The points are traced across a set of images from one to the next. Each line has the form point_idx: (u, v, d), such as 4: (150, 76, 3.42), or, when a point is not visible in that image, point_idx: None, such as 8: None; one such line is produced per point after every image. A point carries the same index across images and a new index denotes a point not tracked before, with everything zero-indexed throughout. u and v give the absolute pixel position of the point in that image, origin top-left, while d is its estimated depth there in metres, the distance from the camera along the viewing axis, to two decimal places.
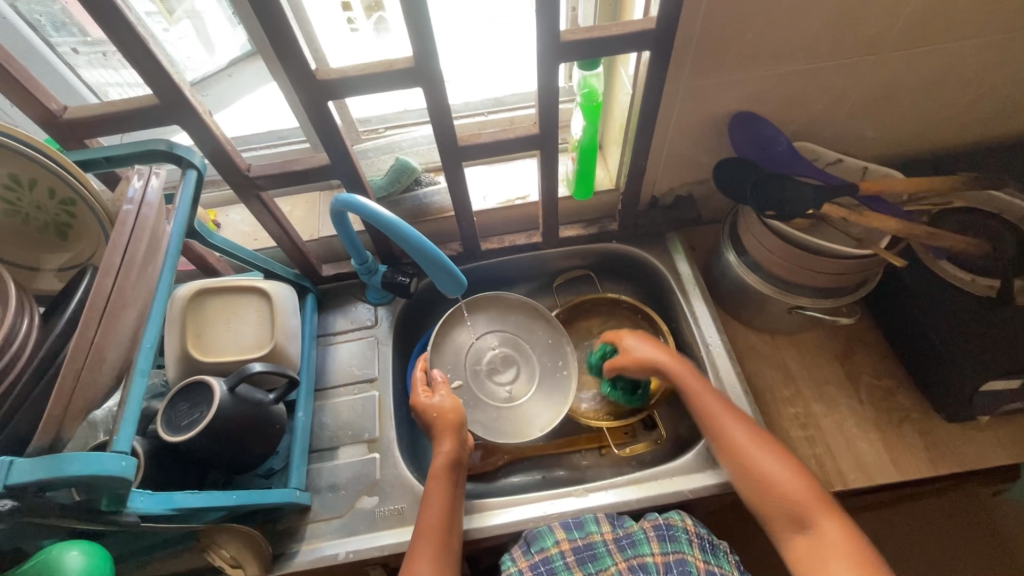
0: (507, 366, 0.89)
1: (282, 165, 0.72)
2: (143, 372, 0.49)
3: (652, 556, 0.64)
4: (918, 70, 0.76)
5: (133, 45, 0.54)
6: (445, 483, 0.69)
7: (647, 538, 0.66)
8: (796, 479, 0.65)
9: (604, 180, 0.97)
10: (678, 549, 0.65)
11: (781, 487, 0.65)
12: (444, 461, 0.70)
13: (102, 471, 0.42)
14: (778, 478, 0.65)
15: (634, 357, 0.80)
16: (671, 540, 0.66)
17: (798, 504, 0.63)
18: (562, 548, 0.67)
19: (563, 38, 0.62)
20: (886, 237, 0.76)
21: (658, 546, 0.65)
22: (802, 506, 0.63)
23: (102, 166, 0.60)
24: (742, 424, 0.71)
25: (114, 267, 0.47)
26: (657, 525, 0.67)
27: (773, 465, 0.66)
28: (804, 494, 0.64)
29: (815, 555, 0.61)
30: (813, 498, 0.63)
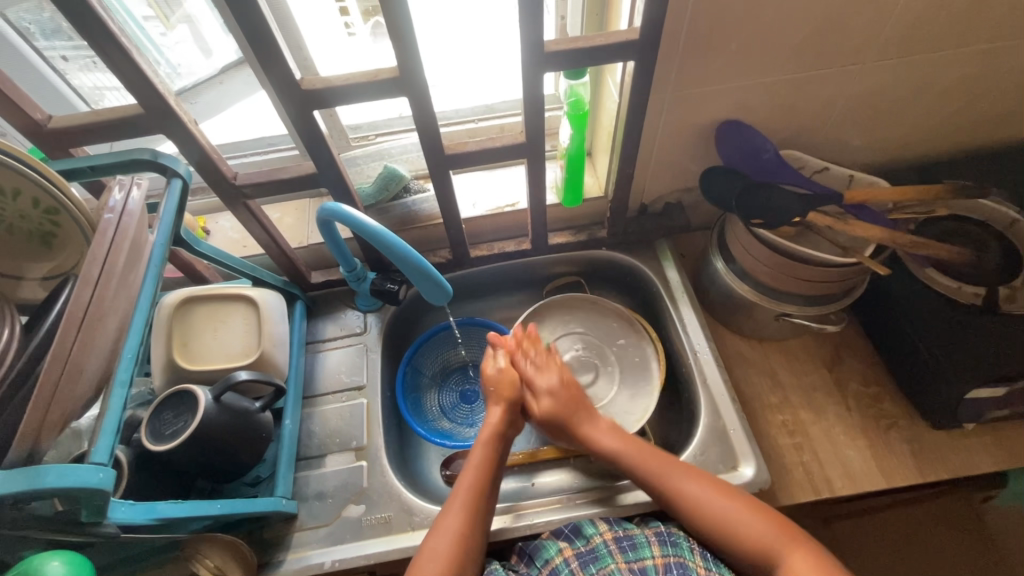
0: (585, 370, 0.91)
1: (269, 174, 0.72)
2: (123, 383, 0.49)
3: (652, 558, 0.64)
4: (902, 79, 0.76)
5: (116, 55, 0.54)
6: (487, 453, 0.72)
7: (648, 542, 0.66)
8: (754, 516, 0.63)
9: (593, 187, 0.98)
10: (678, 552, 0.65)
11: (748, 535, 0.62)
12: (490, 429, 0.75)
13: (79, 483, 0.42)
14: (741, 523, 0.63)
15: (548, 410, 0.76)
16: (671, 544, 0.66)
17: (767, 549, 0.61)
18: (567, 555, 0.66)
19: (548, 48, 0.63)
20: (871, 245, 0.76)
21: (659, 549, 0.65)
22: (764, 546, 0.61)
23: (86, 175, 0.60)
24: (686, 474, 0.69)
25: (92, 279, 0.47)
26: (659, 531, 0.67)
27: (734, 510, 0.64)
28: (769, 535, 0.62)
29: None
30: (780, 542, 0.61)
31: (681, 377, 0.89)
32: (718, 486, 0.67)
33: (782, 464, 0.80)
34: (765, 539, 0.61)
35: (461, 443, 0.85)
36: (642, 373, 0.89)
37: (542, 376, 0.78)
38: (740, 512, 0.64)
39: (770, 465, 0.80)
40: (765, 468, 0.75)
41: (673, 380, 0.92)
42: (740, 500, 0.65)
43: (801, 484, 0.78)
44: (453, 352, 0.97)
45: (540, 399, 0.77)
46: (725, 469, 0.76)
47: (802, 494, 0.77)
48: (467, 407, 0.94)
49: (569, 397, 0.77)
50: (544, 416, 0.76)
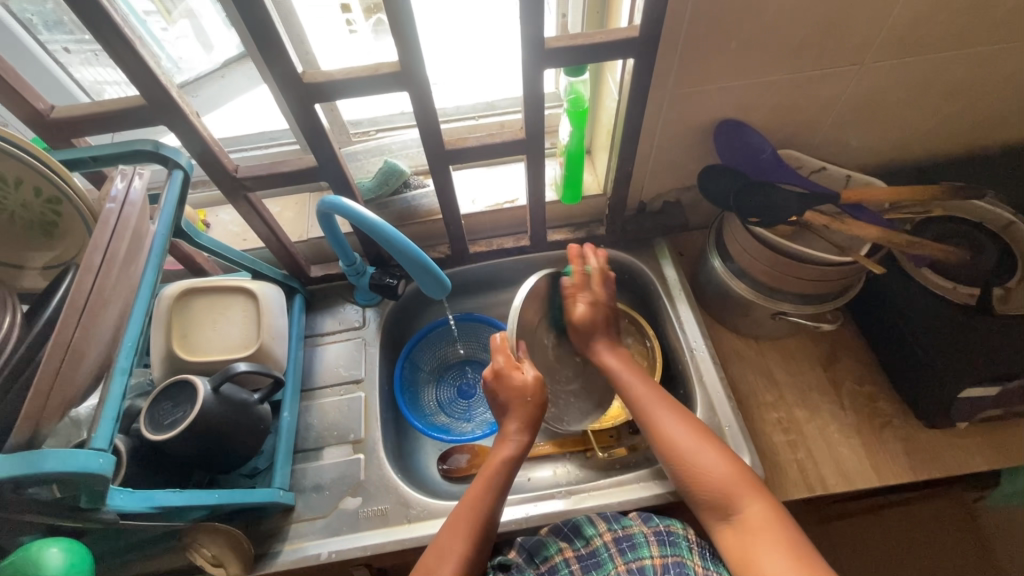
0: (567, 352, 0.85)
1: (270, 167, 0.73)
2: (123, 370, 0.49)
3: (651, 559, 0.64)
4: (900, 80, 0.77)
5: (119, 46, 0.54)
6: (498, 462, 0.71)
7: (647, 542, 0.65)
8: (723, 462, 0.67)
9: (592, 184, 0.98)
10: (677, 552, 0.64)
11: (710, 474, 0.66)
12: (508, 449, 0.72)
13: (78, 468, 0.42)
14: (706, 463, 0.67)
15: (585, 314, 0.80)
16: (671, 544, 0.65)
17: (727, 493, 0.65)
18: (566, 556, 0.67)
19: (548, 45, 0.63)
20: (867, 245, 0.77)
21: (658, 550, 0.64)
22: (724, 490, 0.65)
23: (88, 166, 0.60)
24: (666, 410, 0.73)
25: (95, 265, 0.47)
26: (658, 530, 0.66)
27: (704, 451, 0.68)
28: (731, 477, 0.65)
29: (744, 544, 0.62)
30: (745, 491, 0.64)
31: (678, 374, 0.89)
32: (696, 429, 0.70)
33: (777, 461, 0.81)
34: (726, 482, 0.65)
35: (458, 438, 0.85)
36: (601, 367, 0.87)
37: (580, 292, 0.80)
38: (708, 454, 0.68)
39: (764, 462, 0.81)
40: (759, 465, 0.76)
41: (669, 377, 0.92)
42: (714, 445, 0.69)
43: (795, 480, 0.79)
44: (451, 347, 0.98)
45: (579, 302, 0.80)
46: None
47: (795, 491, 0.78)
48: (465, 402, 0.95)
49: (602, 305, 0.82)
50: (578, 321, 0.80)
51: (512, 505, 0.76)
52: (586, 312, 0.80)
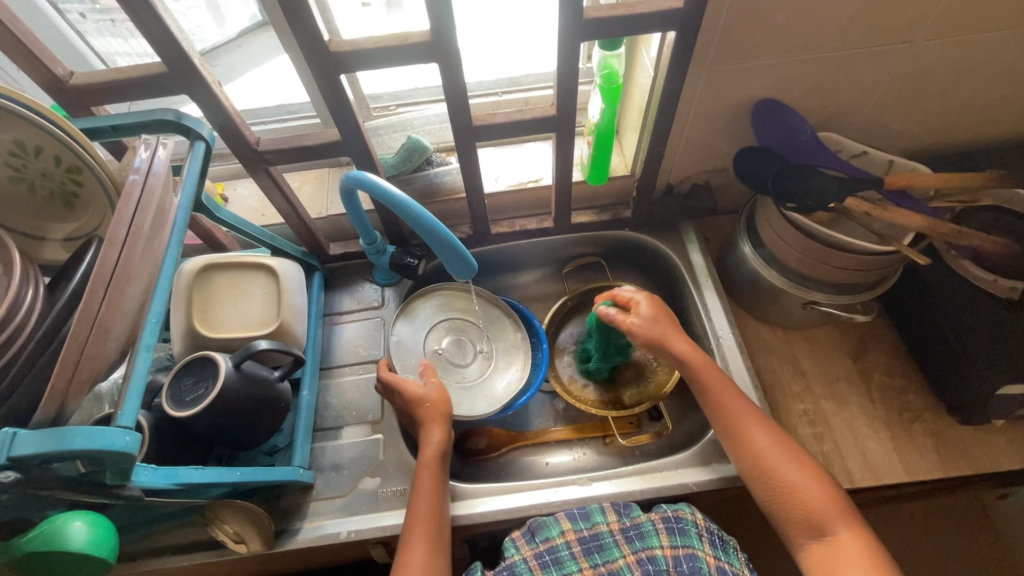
0: (463, 347, 0.87)
1: (292, 140, 0.71)
2: (148, 347, 0.48)
3: (661, 548, 0.63)
4: (953, 60, 0.72)
5: (141, 11, 0.52)
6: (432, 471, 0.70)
7: (656, 530, 0.65)
8: (816, 484, 0.63)
9: (619, 166, 0.95)
10: (687, 543, 0.63)
11: (804, 495, 0.62)
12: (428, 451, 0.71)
13: (104, 445, 0.42)
14: (800, 484, 0.63)
15: (647, 301, 0.79)
16: (680, 533, 0.64)
17: (820, 516, 0.61)
18: (568, 538, 0.66)
19: (585, 16, 0.60)
20: (909, 234, 0.73)
21: (668, 539, 0.64)
22: (818, 513, 0.61)
23: (108, 135, 0.59)
24: (760, 425, 0.68)
25: (120, 239, 0.45)
26: (666, 518, 0.65)
27: (795, 474, 0.63)
28: (826, 502, 0.61)
29: (835, 568, 0.58)
30: (837, 518, 0.61)
31: None
32: (787, 446, 0.66)
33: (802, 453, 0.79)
34: (819, 506, 0.61)
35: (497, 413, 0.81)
36: (504, 329, 0.89)
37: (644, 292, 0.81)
38: (800, 476, 0.63)
39: None
40: None
41: None
42: (807, 466, 0.64)
43: None
44: None
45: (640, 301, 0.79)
46: None
47: None
48: None
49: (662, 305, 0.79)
50: (647, 312, 0.77)
51: (531, 488, 0.75)
52: (647, 307, 0.78)
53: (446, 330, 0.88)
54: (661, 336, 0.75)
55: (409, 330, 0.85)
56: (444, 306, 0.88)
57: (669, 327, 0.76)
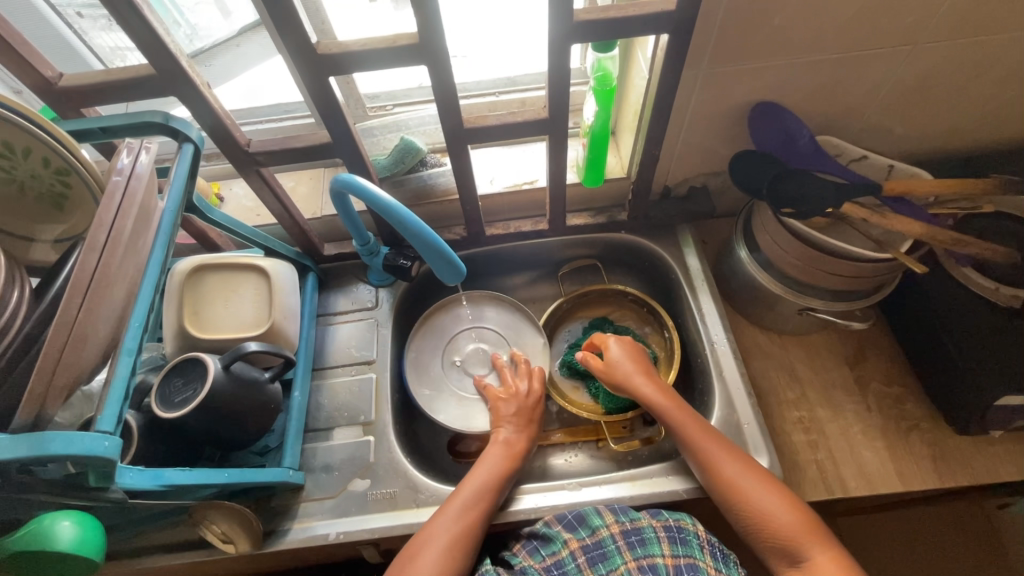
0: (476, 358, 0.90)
1: (283, 141, 0.71)
2: (130, 351, 0.48)
3: (662, 557, 0.62)
4: (955, 63, 0.71)
5: (127, 13, 0.52)
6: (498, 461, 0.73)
7: (657, 538, 0.64)
8: (788, 509, 0.63)
9: (614, 168, 0.94)
10: (689, 553, 0.63)
11: (776, 521, 0.62)
12: (508, 450, 0.74)
13: (84, 451, 0.42)
14: (772, 510, 0.63)
15: (620, 344, 0.82)
16: (682, 543, 0.64)
17: (794, 542, 0.61)
18: (572, 548, 0.66)
19: (577, 18, 0.59)
20: (907, 241, 0.72)
21: (669, 548, 0.63)
22: (793, 539, 0.61)
23: (97, 137, 0.59)
24: (727, 453, 0.68)
25: (99, 244, 0.44)
26: (668, 526, 0.65)
27: (768, 501, 0.64)
28: (799, 525, 0.62)
29: None
30: (814, 541, 0.61)
31: (697, 367, 0.86)
32: (757, 472, 0.66)
33: (796, 461, 0.78)
34: (792, 530, 0.61)
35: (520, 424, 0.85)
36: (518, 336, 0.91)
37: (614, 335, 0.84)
38: (772, 500, 0.64)
39: (783, 461, 0.79)
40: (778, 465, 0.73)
41: (687, 370, 0.90)
42: (777, 491, 0.65)
43: (814, 482, 0.76)
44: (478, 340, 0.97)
45: (610, 345, 0.82)
46: None
47: (814, 493, 0.76)
48: None
49: (636, 348, 0.82)
50: (616, 357, 0.81)
51: (520, 493, 0.75)
52: (619, 348, 0.81)
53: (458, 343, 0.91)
54: (629, 381, 0.78)
55: (431, 340, 0.91)
56: (470, 317, 0.93)
57: (635, 369, 0.79)
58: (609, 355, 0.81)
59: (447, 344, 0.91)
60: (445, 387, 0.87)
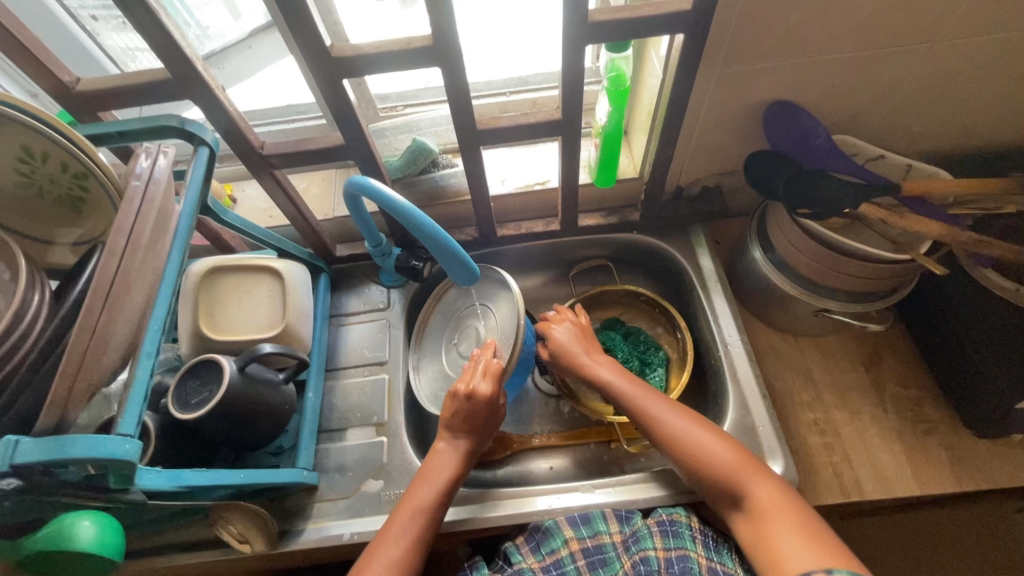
0: (465, 337, 0.81)
1: (297, 144, 0.71)
2: (149, 354, 0.49)
3: (654, 550, 0.64)
4: (976, 60, 0.70)
5: (143, 17, 0.52)
6: (440, 472, 0.68)
7: (650, 533, 0.66)
8: (727, 449, 0.63)
9: (627, 168, 0.94)
10: (680, 544, 0.64)
11: (716, 463, 0.62)
12: (450, 457, 0.69)
13: (105, 455, 0.42)
14: (711, 453, 0.63)
15: (565, 318, 0.80)
16: (673, 536, 0.65)
17: (734, 481, 0.61)
18: (572, 549, 0.66)
19: (591, 19, 0.58)
20: (926, 242, 0.71)
21: (661, 542, 0.65)
22: (734, 479, 0.61)
23: (113, 141, 0.59)
24: (665, 405, 0.69)
25: (119, 248, 0.45)
26: (661, 521, 0.67)
27: (709, 445, 0.64)
28: (739, 465, 0.62)
29: (760, 531, 0.58)
30: (756, 477, 0.61)
31: (710, 369, 0.86)
32: (696, 419, 0.67)
33: (811, 464, 0.78)
34: (732, 471, 0.62)
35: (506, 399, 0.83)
36: (506, 323, 0.75)
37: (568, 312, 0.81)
38: (712, 443, 0.64)
39: (798, 465, 0.78)
40: (793, 468, 0.72)
41: (700, 371, 0.89)
42: (718, 434, 0.65)
43: (829, 485, 0.76)
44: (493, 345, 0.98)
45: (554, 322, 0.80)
46: None
47: (829, 496, 0.75)
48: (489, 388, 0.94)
49: (583, 324, 0.80)
50: (558, 334, 0.78)
51: (533, 495, 0.75)
52: (564, 324, 0.79)
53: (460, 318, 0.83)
54: (571, 355, 0.75)
55: (439, 321, 0.86)
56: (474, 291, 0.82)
57: (576, 340, 0.77)
58: (548, 331, 0.79)
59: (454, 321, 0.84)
60: (445, 370, 0.81)
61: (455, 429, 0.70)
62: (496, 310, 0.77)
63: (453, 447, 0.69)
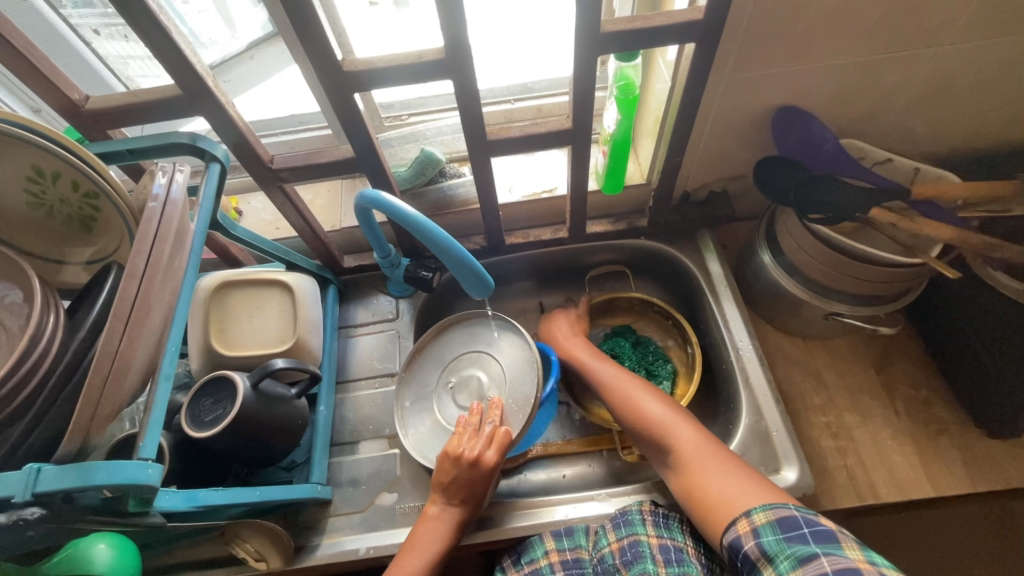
0: (467, 388, 0.76)
1: (306, 157, 0.70)
2: (167, 376, 0.48)
3: (609, 546, 0.64)
4: (981, 64, 0.70)
5: (154, 34, 0.52)
6: (433, 528, 0.65)
7: (605, 530, 0.66)
8: (661, 404, 0.70)
9: (634, 174, 0.94)
10: (632, 532, 0.64)
11: (650, 415, 0.69)
12: (441, 523, 0.66)
13: (128, 480, 0.42)
14: (646, 407, 0.70)
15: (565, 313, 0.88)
16: (625, 525, 0.65)
17: (663, 428, 0.67)
18: (551, 560, 0.66)
19: (603, 29, 0.58)
20: (936, 245, 0.71)
21: (614, 535, 0.65)
22: (664, 428, 0.67)
23: (124, 158, 0.59)
24: (613, 369, 0.77)
25: (139, 271, 0.44)
26: (613, 516, 0.67)
27: (647, 400, 0.71)
28: (668, 415, 0.68)
29: (685, 472, 0.63)
30: (682, 425, 0.67)
31: (721, 374, 0.86)
32: (638, 381, 0.74)
33: (825, 468, 0.78)
34: (664, 421, 0.68)
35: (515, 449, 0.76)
36: (523, 384, 0.72)
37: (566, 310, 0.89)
38: (648, 398, 0.71)
39: (812, 469, 0.78)
40: (809, 472, 0.72)
41: (711, 376, 0.89)
42: (654, 392, 0.72)
43: (844, 488, 0.76)
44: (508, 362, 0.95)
45: (556, 318, 0.88)
46: (768, 472, 0.73)
47: (844, 499, 0.75)
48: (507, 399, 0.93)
49: (581, 318, 0.88)
50: (554, 326, 0.86)
51: (549, 503, 0.74)
52: (562, 318, 0.87)
53: (461, 366, 0.78)
54: (562, 342, 0.83)
55: (435, 362, 0.80)
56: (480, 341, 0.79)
57: (567, 330, 0.85)
58: (547, 325, 0.87)
59: (452, 365, 0.79)
60: (439, 417, 0.76)
61: (449, 495, 0.66)
62: (507, 369, 0.75)
63: (443, 514, 0.66)
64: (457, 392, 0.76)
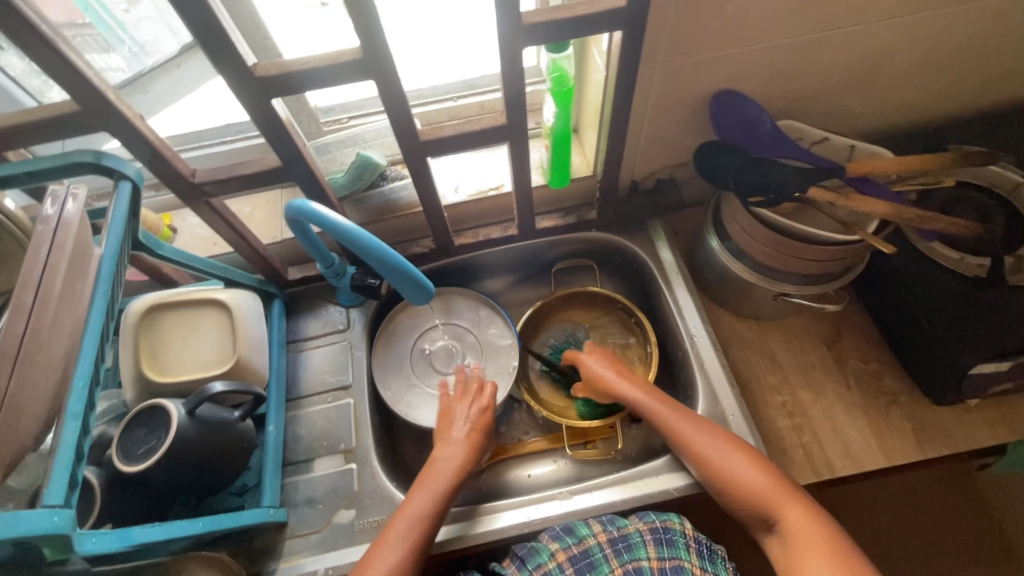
0: (444, 358, 0.88)
1: (230, 169, 0.67)
2: (75, 415, 0.44)
3: (648, 560, 0.60)
4: (905, 40, 0.71)
5: (36, 46, 0.48)
6: (450, 468, 0.70)
7: (643, 542, 0.62)
8: (756, 472, 0.63)
9: (580, 166, 0.92)
10: (675, 555, 0.60)
11: (747, 486, 0.62)
12: (453, 462, 0.70)
13: (28, 531, 0.38)
14: (740, 476, 0.63)
15: (599, 357, 0.80)
16: (668, 544, 0.61)
17: (763, 503, 0.61)
18: (560, 561, 0.63)
19: (525, 20, 0.57)
20: (874, 220, 0.72)
21: (655, 551, 0.61)
22: (763, 502, 0.60)
23: (24, 181, 0.54)
24: (697, 428, 0.68)
25: (26, 307, 0.41)
26: (654, 529, 0.62)
27: (738, 463, 0.64)
28: (768, 488, 0.61)
29: (789, 556, 0.57)
30: (787, 503, 0.60)
31: (678, 361, 0.86)
32: (729, 440, 0.66)
33: (783, 447, 0.79)
34: (761, 493, 0.61)
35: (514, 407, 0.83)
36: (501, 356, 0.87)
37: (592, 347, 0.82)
38: (742, 466, 0.63)
39: (770, 448, 0.79)
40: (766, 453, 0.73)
41: (668, 364, 0.89)
42: (748, 455, 0.64)
43: (801, 466, 0.77)
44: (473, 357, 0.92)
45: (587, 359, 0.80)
46: None
47: (802, 477, 0.76)
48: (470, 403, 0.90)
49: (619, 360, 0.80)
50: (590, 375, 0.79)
51: (512, 506, 0.73)
52: (592, 362, 0.80)
53: (436, 335, 0.90)
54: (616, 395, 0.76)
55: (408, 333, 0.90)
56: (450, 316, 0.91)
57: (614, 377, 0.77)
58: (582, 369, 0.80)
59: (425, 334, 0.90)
60: (418, 381, 0.86)
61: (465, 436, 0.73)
62: (480, 336, 0.89)
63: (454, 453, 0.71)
64: (433, 360, 0.88)
